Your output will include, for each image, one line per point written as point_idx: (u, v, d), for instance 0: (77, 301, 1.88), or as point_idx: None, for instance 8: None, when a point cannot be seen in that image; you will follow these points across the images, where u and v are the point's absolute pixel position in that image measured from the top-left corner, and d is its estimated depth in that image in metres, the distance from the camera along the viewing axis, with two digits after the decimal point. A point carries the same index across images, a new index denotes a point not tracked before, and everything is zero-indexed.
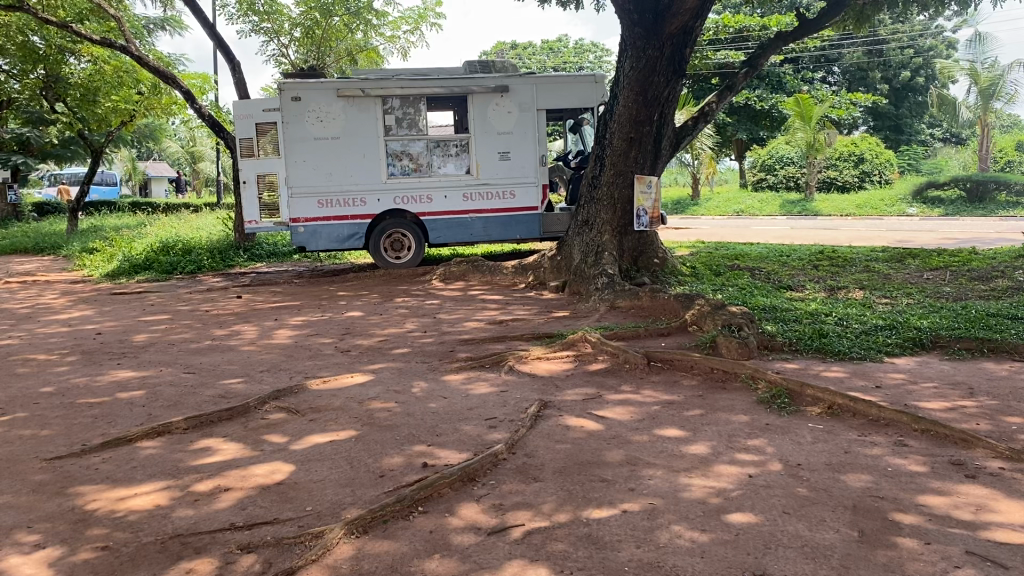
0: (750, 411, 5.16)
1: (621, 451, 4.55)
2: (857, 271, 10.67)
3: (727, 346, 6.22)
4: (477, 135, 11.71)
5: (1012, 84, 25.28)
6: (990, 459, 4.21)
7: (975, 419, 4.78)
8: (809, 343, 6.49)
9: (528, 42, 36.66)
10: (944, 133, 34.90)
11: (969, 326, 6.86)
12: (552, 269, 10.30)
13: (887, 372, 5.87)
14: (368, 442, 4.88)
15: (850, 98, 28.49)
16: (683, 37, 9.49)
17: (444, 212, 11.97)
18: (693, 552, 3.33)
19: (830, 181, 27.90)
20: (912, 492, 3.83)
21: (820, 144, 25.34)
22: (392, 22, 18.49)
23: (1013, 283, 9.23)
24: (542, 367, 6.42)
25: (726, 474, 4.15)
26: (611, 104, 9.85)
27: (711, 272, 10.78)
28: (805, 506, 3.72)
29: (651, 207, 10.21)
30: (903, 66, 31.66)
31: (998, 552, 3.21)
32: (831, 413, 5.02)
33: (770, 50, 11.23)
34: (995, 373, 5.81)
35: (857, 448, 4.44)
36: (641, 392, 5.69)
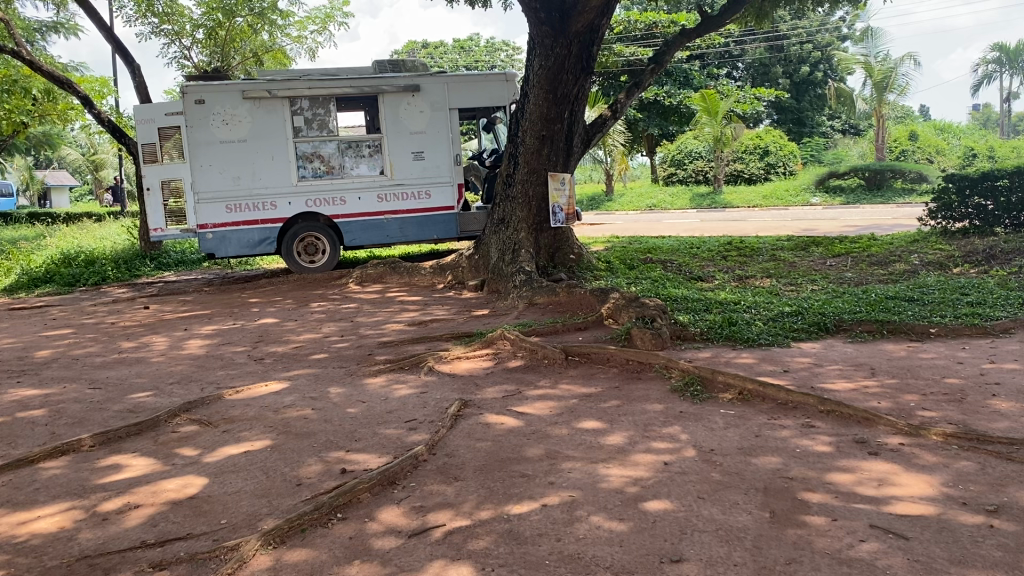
0: (665, 399, 5.25)
1: (541, 446, 4.56)
2: (764, 260, 10.97)
3: (642, 337, 6.33)
4: (390, 135, 11.59)
5: (903, 77, 26.36)
6: (891, 435, 4.39)
7: (877, 398, 4.98)
8: (720, 332, 6.64)
9: (439, 42, 36.55)
10: (844, 125, 36.13)
11: (869, 309, 7.13)
12: (470, 268, 10.31)
13: (794, 357, 6.05)
14: (284, 451, 4.77)
15: (754, 92, 29.28)
16: (589, 35, 9.55)
17: (358, 214, 11.80)
18: (611, 542, 3.36)
19: (737, 174, 28.64)
20: (820, 472, 3.95)
21: (727, 139, 25.94)
22: (298, 22, 18.13)
23: (909, 267, 9.64)
24: (463, 366, 6.40)
25: (643, 463, 4.22)
26: (522, 102, 9.86)
27: (625, 266, 10.95)
28: (718, 491, 3.80)
29: (566, 204, 10.26)
30: (803, 60, 32.74)
31: (899, 524, 3.33)
32: (743, 399, 5.15)
33: (675, 46, 11.40)
34: (894, 353, 6.05)
35: (767, 432, 4.57)
36: (559, 386, 5.73)
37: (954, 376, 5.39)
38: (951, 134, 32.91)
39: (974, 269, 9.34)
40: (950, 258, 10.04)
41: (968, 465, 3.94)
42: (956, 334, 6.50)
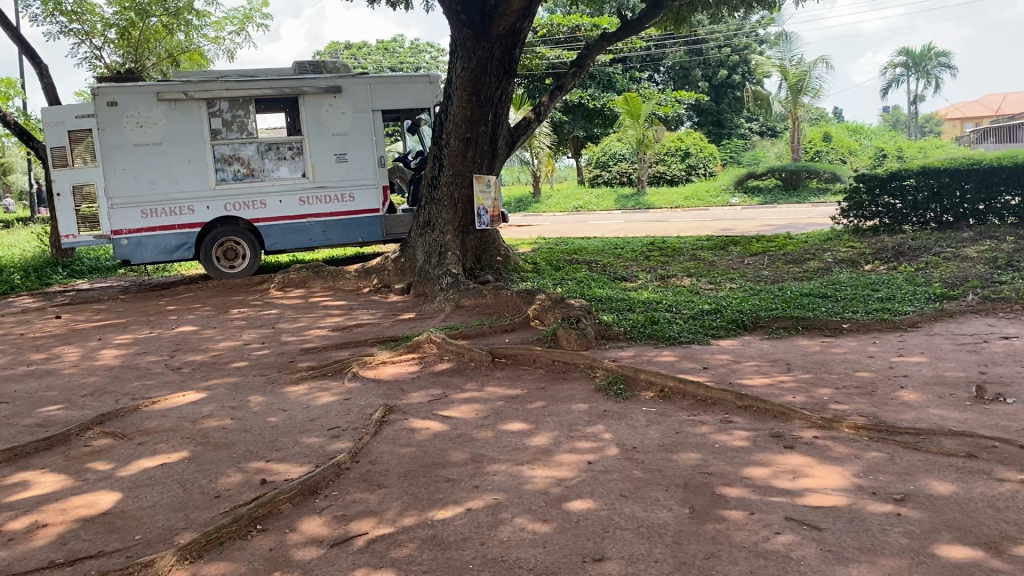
0: (589, 399, 5.29)
1: (466, 450, 4.53)
2: (686, 260, 11.18)
3: (567, 337, 6.37)
4: (312, 137, 11.40)
5: (817, 80, 27.15)
6: (805, 429, 4.51)
7: (792, 393, 5.11)
8: (643, 331, 6.74)
9: (363, 43, 36.22)
10: (761, 128, 36.53)
11: (784, 306, 7.33)
12: (396, 271, 10.23)
13: (713, 354, 6.17)
14: (202, 462, 4.64)
15: (675, 95, 29.80)
16: (511, 38, 9.55)
17: (279, 218, 11.58)
18: (535, 543, 3.36)
19: (659, 176, 29.11)
20: (738, 466, 4.03)
21: (649, 141, 26.35)
22: (214, 22, 17.71)
23: (822, 264, 9.95)
24: (388, 371, 6.33)
25: (568, 463, 4.24)
26: (446, 103, 9.81)
27: (551, 267, 11.01)
28: (640, 488, 3.84)
29: (491, 206, 10.26)
30: (722, 64, 33.49)
31: (813, 516, 3.42)
32: (664, 396, 5.22)
33: (596, 50, 11.50)
34: (808, 349, 6.23)
35: (688, 428, 4.64)
36: (485, 389, 5.71)
37: (864, 370, 5.57)
38: (862, 135, 34.07)
39: (884, 266, 9.68)
40: (861, 255, 10.38)
41: (877, 456, 4.07)
42: (867, 329, 6.72)
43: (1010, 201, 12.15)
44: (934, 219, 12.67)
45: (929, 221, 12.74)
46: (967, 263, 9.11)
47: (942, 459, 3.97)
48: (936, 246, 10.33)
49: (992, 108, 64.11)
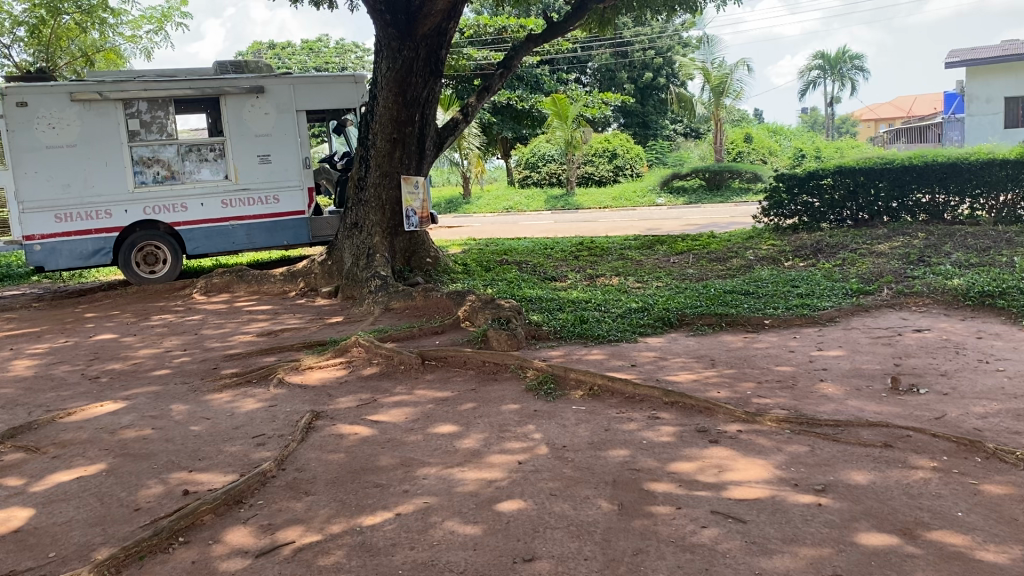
0: (520, 399, 5.29)
1: (395, 454, 4.49)
2: (613, 259, 11.31)
3: (497, 338, 6.37)
4: (234, 138, 11.14)
5: (738, 82, 27.66)
6: (729, 423, 4.60)
7: (717, 388, 5.21)
8: (572, 330, 6.78)
9: (288, 43, 35.69)
10: (685, 129, 37.06)
11: (709, 303, 7.47)
12: (323, 274, 10.09)
13: (641, 351, 6.25)
14: (121, 474, 4.48)
15: (602, 96, 30.12)
16: (436, 38, 9.49)
17: (200, 221, 11.28)
18: (465, 545, 3.34)
19: (588, 177, 29.40)
20: (665, 462, 4.08)
21: (577, 142, 26.57)
22: (130, 20, 17.17)
23: (745, 262, 10.18)
24: (315, 376, 6.22)
25: (498, 464, 4.23)
26: (371, 104, 9.68)
27: (481, 268, 10.99)
28: (570, 487, 3.85)
29: (419, 208, 10.20)
30: (646, 66, 34.02)
31: (737, 508, 3.49)
32: (593, 395, 5.26)
33: (522, 52, 11.51)
34: (732, 344, 6.36)
35: (616, 425, 4.69)
36: (415, 392, 5.66)
37: (786, 364, 5.71)
38: (782, 136, 35.01)
39: (803, 263, 9.96)
40: (781, 253, 10.65)
41: (798, 448, 4.17)
42: (788, 324, 6.90)
43: (921, 198, 12.68)
44: (851, 216, 13.14)
45: (846, 219, 13.19)
46: (881, 259, 9.44)
47: (860, 449, 4.09)
48: (852, 243, 10.68)
49: (904, 109, 66.58)
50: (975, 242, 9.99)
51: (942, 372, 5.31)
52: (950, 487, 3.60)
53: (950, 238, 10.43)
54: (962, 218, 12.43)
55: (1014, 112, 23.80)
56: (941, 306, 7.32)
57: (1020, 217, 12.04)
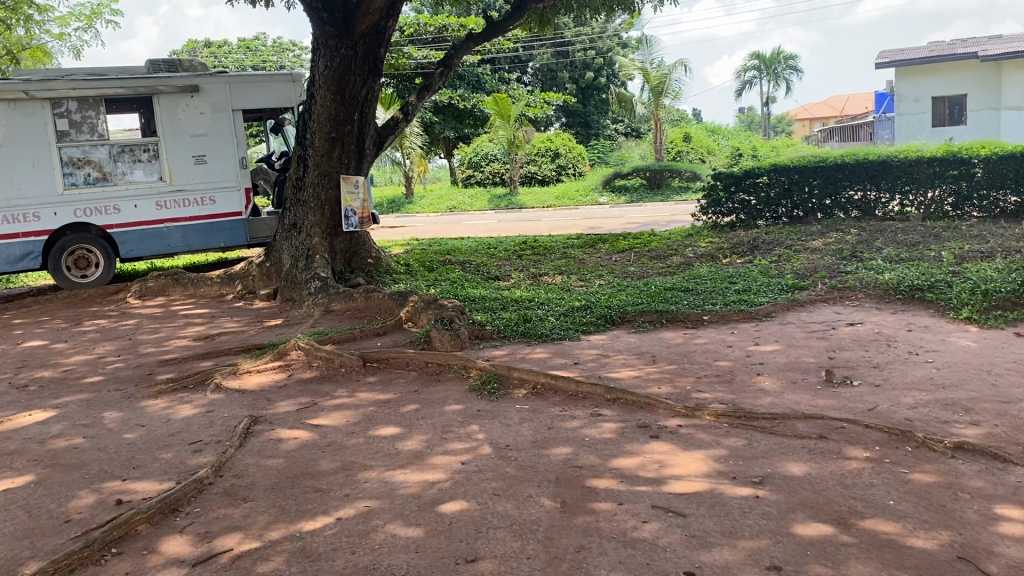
0: (463, 399, 5.27)
1: (335, 458, 4.42)
2: (556, 258, 11.36)
3: (440, 339, 6.33)
4: (168, 138, 10.87)
5: (676, 83, 28.07)
6: (670, 418, 4.65)
7: (657, 384, 5.26)
8: (516, 330, 6.77)
9: (223, 40, 35.01)
10: (627, 127, 36.91)
11: (650, 300, 7.54)
12: (262, 276, 9.93)
13: (583, 349, 6.28)
14: (50, 485, 4.33)
15: (543, 96, 30.22)
16: (375, 37, 9.36)
17: (134, 224, 10.99)
18: (407, 548, 3.30)
19: (531, 176, 29.52)
20: (607, 458, 4.10)
21: (519, 141, 26.61)
22: (57, 17, 16.66)
23: (685, 260, 10.32)
24: (254, 381, 6.10)
25: (441, 465, 4.20)
26: (309, 103, 9.55)
27: (424, 268, 10.93)
28: (513, 486, 3.85)
29: (360, 208, 10.11)
30: (587, 66, 34.27)
31: (678, 502, 3.52)
32: (536, 393, 5.26)
33: (463, 50, 11.47)
34: (672, 341, 6.44)
35: (559, 423, 4.70)
36: (356, 395, 5.59)
37: (724, 359, 5.80)
38: (720, 135, 35.62)
39: (741, 260, 10.12)
40: (720, 250, 10.83)
41: (736, 441, 4.23)
42: (726, 320, 7.02)
43: (854, 195, 13.00)
44: (786, 214, 13.37)
45: (781, 216, 13.41)
46: (815, 255, 9.65)
47: (797, 441, 4.17)
48: (787, 240, 10.89)
49: (836, 108, 68.37)
50: (905, 238, 10.27)
51: (875, 365, 5.45)
52: (882, 477, 3.69)
53: (881, 234, 10.73)
54: (892, 214, 12.82)
55: (941, 112, 24.57)
56: (873, 300, 7.51)
57: (947, 212, 12.45)
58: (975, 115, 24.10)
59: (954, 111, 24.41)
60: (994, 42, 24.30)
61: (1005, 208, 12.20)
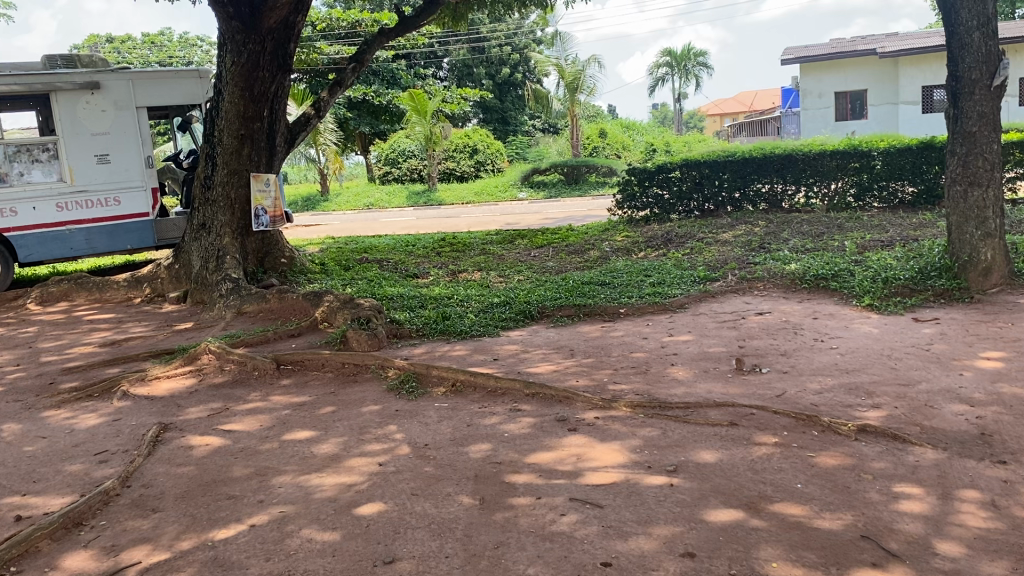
0: (380, 400, 5.20)
1: (249, 464, 4.31)
2: (475, 254, 11.36)
3: (357, 339, 6.25)
4: (68, 137, 10.35)
5: (590, 79, 28.37)
6: (587, 411, 4.69)
7: (575, 377, 5.30)
8: (435, 327, 6.73)
9: (127, 35, 33.82)
10: (543, 124, 37.55)
11: (568, 295, 7.61)
12: (171, 279, 9.64)
13: (502, 345, 6.29)
14: None
15: (460, 92, 30.13)
16: (283, 31, 9.10)
17: (34, 226, 10.44)
18: (323, 552, 3.24)
19: (449, 172, 29.42)
20: (526, 454, 4.11)
21: (437, 137, 26.43)
22: None
23: (602, 254, 10.44)
24: (163, 388, 5.90)
25: (358, 467, 4.13)
26: (216, 99, 9.29)
27: (340, 267, 10.77)
28: (432, 485, 3.81)
29: (271, 207, 9.85)
30: (503, 62, 34.35)
31: (595, 494, 3.55)
32: (455, 391, 5.24)
33: (375, 46, 11.32)
34: (590, 334, 6.50)
35: (478, 420, 4.69)
36: (270, 398, 5.47)
37: (640, 351, 5.88)
38: (635, 131, 36.17)
39: (655, 253, 10.29)
40: (635, 244, 10.99)
41: (651, 431, 4.29)
42: (641, 312, 7.12)
43: (761, 189, 13.38)
44: (697, 207, 13.70)
45: (693, 210, 13.74)
46: (725, 247, 9.89)
47: (709, 429, 4.26)
48: (699, 233, 11.13)
49: (745, 104, 70.18)
50: (810, 229, 10.63)
51: (783, 352, 5.61)
52: (790, 461, 3.80)
53: (788, 225, 11.07)
54: (798, 205, 13.26)
55: (843, 107, 25.51)
56: (781, 290, 7.74)
57: (849, 204, 12.94)
58: (874, 109, 25.11)
59: (855, 106, 25.39)
60: (890, 40, 25.35)
61: (901, 198, 12.74)
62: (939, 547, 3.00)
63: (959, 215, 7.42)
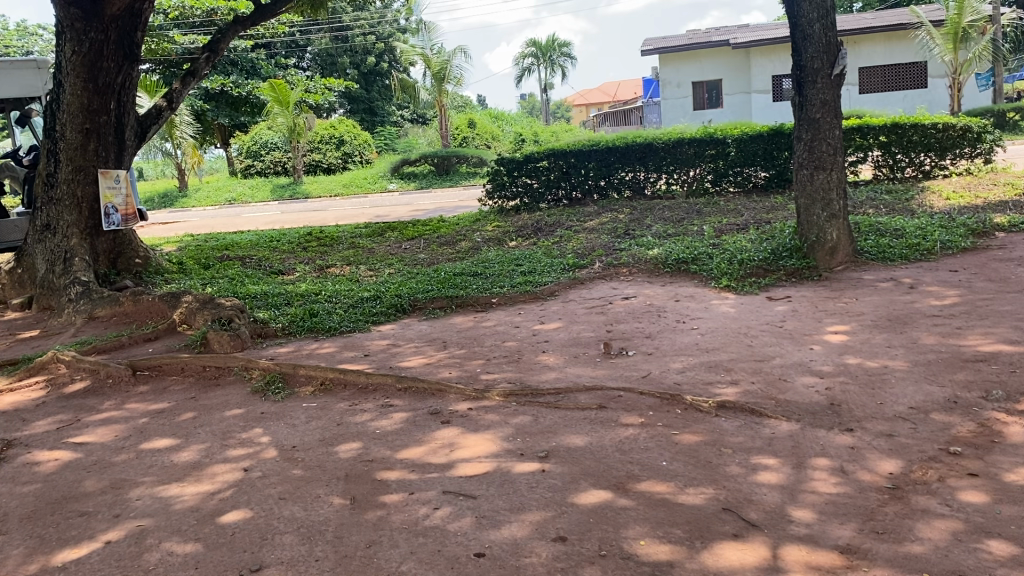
0: (245, 403, 5.02)
1: (103, 477, 4.07)
2: (344, 248, 11.12)
3: (219, 340, 6.00)
4: None
5: (457, 68, 28.30)
6: (459, 402, 4.67)
7: (447, 369, 5.28)
8: (302, 325, 6.55)
9: None
10: (412, 114, 37.35)
11: (439, 287, 7.56)
12: (14, 284, 8.99)
13: (373, 340, 6.18)
14: None
15: (324, 82, 29.46)
16: (129, 18, 8.60)
17: None
18: (185, 565, 3.08)
19: (315, 164, 28.77)
20: (397, 449, 4.05)
21: (300, 128, 25.74)
22: None
23: (473, 244, 10.44)
24: (6, 402, 5.48)
25: (221, 474, 3.97)
26: (56, 91, 8.70)
27: (200, 266, 10.34)
28: (300, 488, 3.70)
29: (123, 205, 9.33)
30: (368, 51, 33.87)
31: (468, 485, 3.54)
32: (325, 389, 5.11)
33: (230, 34, 10.89)
34: (462, 325, 6.48)
35: (348, 418, 4.59)
36: (126, 406, 5.18)
37: (511, 339, 5.91)
38: (505, 121, 36.42)
39: (526, 242, 10.38)
40: (506, 233, 11.04)
41: (523, 419, 4.32)
42: (513, 301, 7.17)
43: (625, 176, 13.74)
44: (565, 196, 13.96)
45: (561, 199, 14.01)
46: (592, 234, 10.09)
47: (579, 413, 4.33)
48: (567, 221, 11.29)
49: (610, 94, 71.82)
50: (671, 215, 10.97)
51: (648, 335, 5.76)
52: (656, 440, 3.90)
53: (651, 212, 11.39)
54: (660, 192, 13.69)
55: (699, 96, 26.52)
56: (645, 274, 7.96)
57: (707, 189, 13.39)
58: (729, 98, 26.22)
59: (712, 96, 26.46)
60: (741, 31, 26.52)
61: (755, 182, 13.19)
62: (794, 514, 3.14)
63: (807, 197, 7.83)
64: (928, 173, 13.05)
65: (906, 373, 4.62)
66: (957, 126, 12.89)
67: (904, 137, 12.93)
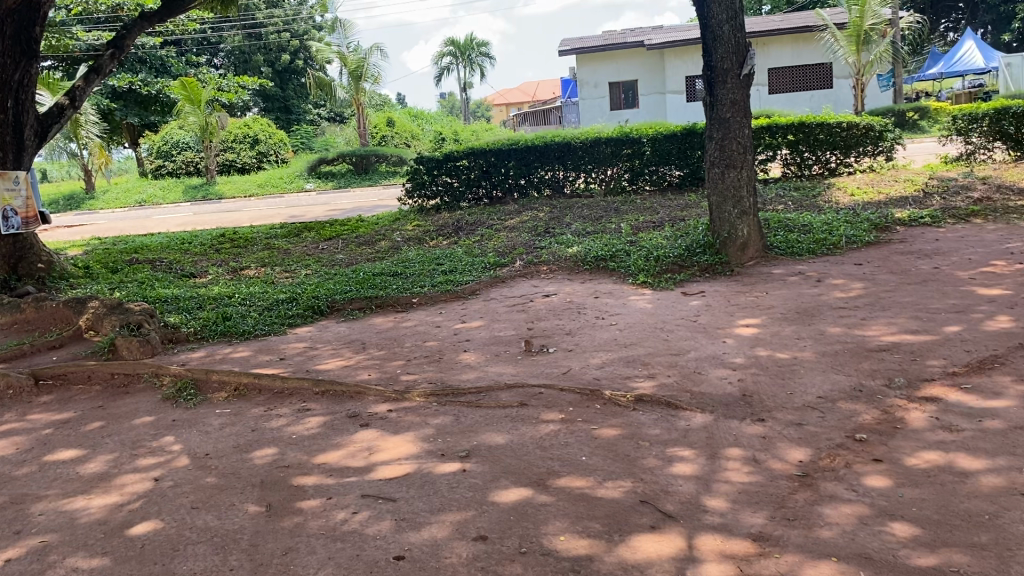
0: (156, 411, 4.86)
1: (2, 492, 3.88)
2: (259, 250, 10.88)
3: (128, 346, 5.80)
4: None
5: (374, 67, 28.01)
6: (379, 404, 4.62)
7: (366, 371, 5.22)
8: (215, 329, 6.39)
9: None
10: (329, 112, 36.85)
11: (358, 287, 7.47)
12: None
13: (290, 343, 6.07)
14: None
15: (238, 80, 28.76)
16: (25, 12, 8.34)
17: None
18: None
19: (229, 164, 28.08)
20: (315, 454, 3.98)
21: (212, 127, 25.06)
22: None
23: (392, 244, 10.36)
24: None
25: (130, 485, 3.83)
26: None
27: (108, 270, 9.97)
28: (214, 496, 3.61)
29: (23, 207, 8.94)
30: (282, 49, 33.25)
31: (387, 488, 3.50)
32: (239, 394, 4.99)
33: (136, 31, 10.54)
34: (381, 326, 6.41)
35: (263, 424, 4.49)
36: (29, 418, 4.96)
37: (431, 339, 5.88)
38: (424, 120, 36.25)
39: (445, 241, 10.35)
40: (425, 232, 10.99)
41: (443, 419, 4.30)
42: (434, 301, 7.13)
43: (544, 175, 13.85)
44: (485, 195, 14.00)
45: (481, 197, 14.04)
46: (512, 233, 10.12)
47: (499, 411, 4.34)
48: (487, 220, 11.29)
49: (529, 93, 72.17)
50: (589, 213, 11.09)
51: (567, 332, 5.81)
52: (575, 436, 3.93)
53: (569, 210, 11.49)
54: (579, 190, 13.85)
55: (616, 96, 26.90)
56: (565, 272, 8.03)
57: (624, 187, 13.56)
58: (645, 98, 26.66)
59: (628, 95, 26.86)
60: (657, 32, 27.02)
61: (670, 180, 13.38)
62: (708, 504, 3.21)
63: (719, 195, 8.02)
64: (834, 170, 13.51)
65: (814, 363, 4.77)
66: (860, 125, 13.39)
67: (811, 135, 13.36)
